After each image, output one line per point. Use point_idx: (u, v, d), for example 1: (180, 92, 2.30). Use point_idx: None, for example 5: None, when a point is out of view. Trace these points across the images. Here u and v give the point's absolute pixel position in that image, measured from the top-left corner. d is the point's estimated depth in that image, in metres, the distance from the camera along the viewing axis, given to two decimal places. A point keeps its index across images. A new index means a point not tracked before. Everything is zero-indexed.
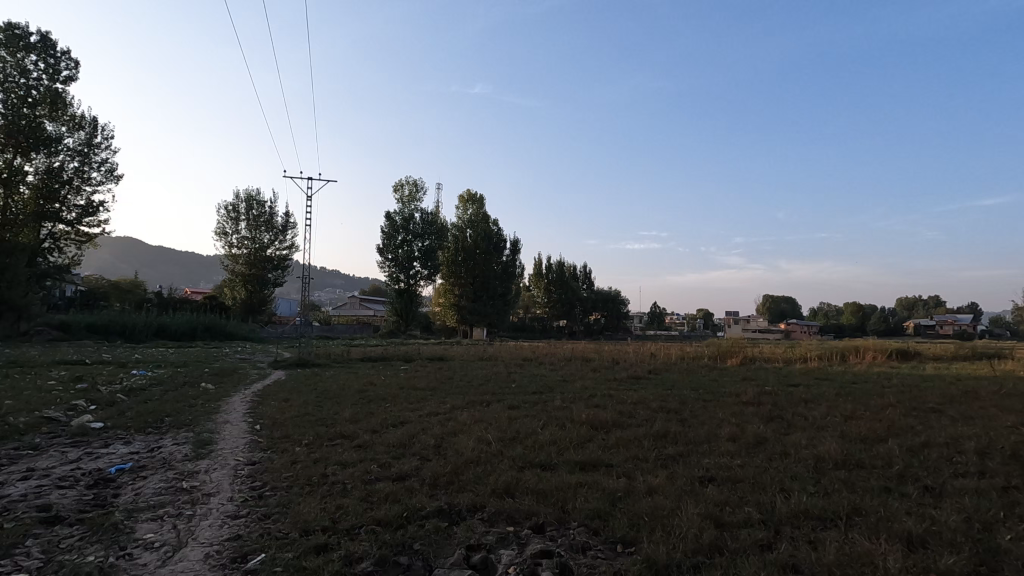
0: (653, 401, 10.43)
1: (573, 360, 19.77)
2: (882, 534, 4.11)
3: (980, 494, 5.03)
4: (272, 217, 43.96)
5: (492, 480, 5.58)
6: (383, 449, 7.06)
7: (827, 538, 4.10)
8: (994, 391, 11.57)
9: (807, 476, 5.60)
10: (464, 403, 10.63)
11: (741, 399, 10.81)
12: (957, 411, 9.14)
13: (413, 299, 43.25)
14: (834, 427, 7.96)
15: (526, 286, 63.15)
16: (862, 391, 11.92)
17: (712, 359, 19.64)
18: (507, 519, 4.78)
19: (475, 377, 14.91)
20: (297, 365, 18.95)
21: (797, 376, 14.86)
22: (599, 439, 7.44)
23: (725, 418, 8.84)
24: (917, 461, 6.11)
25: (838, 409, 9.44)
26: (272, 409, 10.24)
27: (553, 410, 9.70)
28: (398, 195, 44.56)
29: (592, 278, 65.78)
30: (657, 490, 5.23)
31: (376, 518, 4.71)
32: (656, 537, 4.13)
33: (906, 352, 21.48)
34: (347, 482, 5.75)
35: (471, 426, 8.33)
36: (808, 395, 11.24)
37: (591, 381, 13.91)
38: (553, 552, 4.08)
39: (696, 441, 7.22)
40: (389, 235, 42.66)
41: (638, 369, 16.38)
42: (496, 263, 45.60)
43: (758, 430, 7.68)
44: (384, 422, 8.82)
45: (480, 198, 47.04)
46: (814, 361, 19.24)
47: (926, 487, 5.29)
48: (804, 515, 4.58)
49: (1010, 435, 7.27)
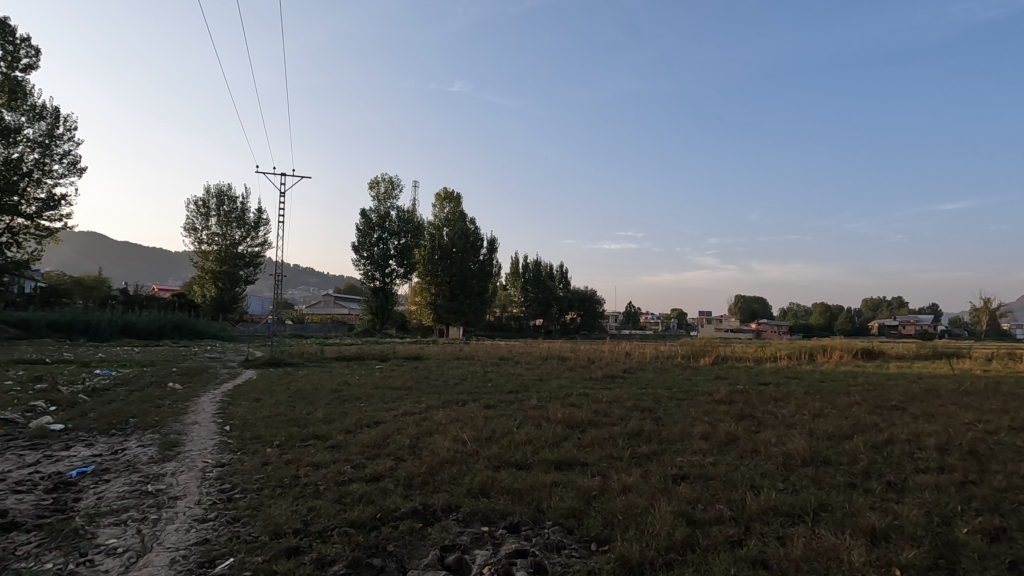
0: (628, 401, 10.51)
1: (549, 359, 19.85)
2: (847, 529, 4.23)
3: (940, 489, 5.22)
4: (243, 213, 42.97)
5: (467, 480, 5.57)
6: (357, 449, 6.99)
7: (794, 534, 4.20)
8: (954, 389, 12.00)
9: (776, 473, 5.73)
10: (439, 403, 10.58)
11: (713, 398, 10.99)
12: (919, 409, 9.45)
13: (389, 298, 42.94)
14: (802, 425, 8.14)
15: (503, 285, 63.36)
16: (830, 389, 12.19)
17: (685, 359, 19.94)
18: (482, 519, 4.77)
19: (451, 376, 14.83)
20: (269, 364, 18.55)
21: (767, 375, 15.19)
22: (574, 438, 7.46)
23: (699, 417, 8.97)
24: (880, 458, 6.30)
25: (807, 408, 9.64)
26: (243, 409, 9.99)
27: (529, 409, 9.72)
28: (373, 192, 44.00)
29: (569, 277, 66.12)
30: (631, 488, 5.27)
31: (350, 519, 4.66)
32: (629, 535, 4.18)
33: (872, 352, 22.05)
34: (320, 483, 5.67)
35: (446, 425, 8.28)
36: (778, 394, 11.49)
37: (567, 380, 13.98)
38: (527, 552, 4.09)
39: (669, 440, 7.32)
40: (364, 233, 42.24)
41: (613, 369, 16.47)
42: (473, 262, 45.51)
43: (730, 428, 7.83)
44: (358, 421, 8.74)
45: (456, 196, 46.70)
46: (784, 360, 19.72)
47: (889, 483, 5.46)
48: (774, 511, 4.68)
49: (968, 432, 7.55)
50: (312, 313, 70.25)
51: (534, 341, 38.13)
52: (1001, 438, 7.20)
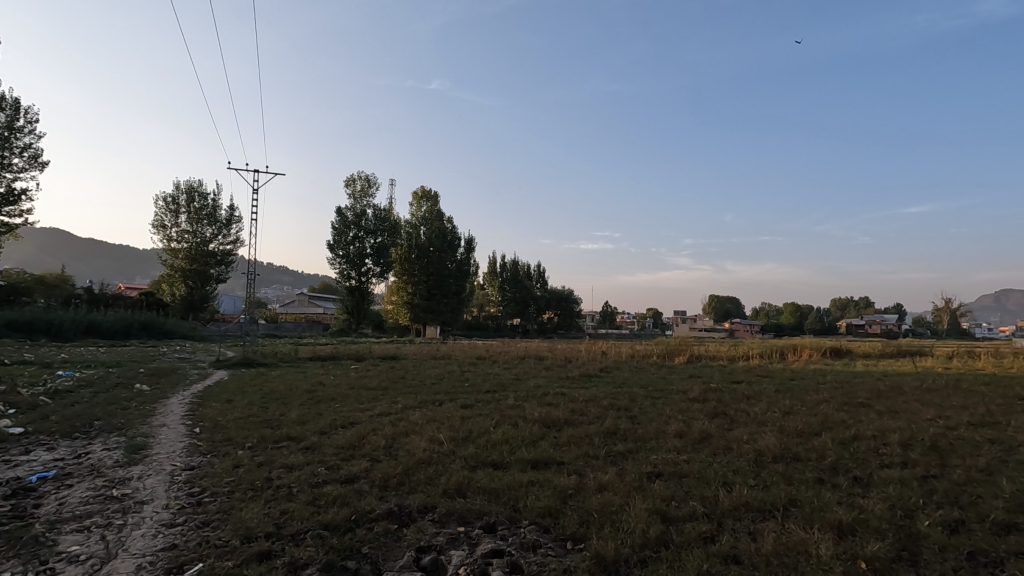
0: (604, 399, 10.59)
1: (526, 358, 19.88)
2: (815, 523, 4.33)
3: (904, 483, 5.39)
4: (215, 210, 42.00)
5: (443, 480, 5.54)
6: (332, 450, 6.89)
7: (765, 529, 4.29)
8: (917, 386, 12.41)
9: (748, 470, 5.85)
10: (416, 403, 10.51)
11: (687, 396, 11.17)
12: (884, 406, 9.74)
13: (366, 297, 42.47)
14: (773, 422, 8.32)
15: (480, 285, 63.32)
16: (799, 387, 12.50)
17: (660, 357, 20.23)
18: (458, 519, 4.75)
19: (429, 376, 14.76)
20: (241, 365, 18.19)
21: (740, 374, 15.50)
22: (551, 437, 7.49)
23: (673, 415, 9.09)
24: (848, 454, 6.47)
25: (778, 405, 9.85)
26: (214, 411, 9.77)
27: (506, 408, 9.72)
28: (349, 190, 43.46)
29: (546, 277, 66.41)
30: (607, 486, 5.32)
31: (323, 522, 4.59)
32: (605, 533, 4.21)
33: (839, 350, 22.66)
34: (293, 486, 5.58)
35: (423, 426, 8.23)
36: (750, 391, 11.73)
37: (544, 380, 14.04)
38: (503, 552, 4.09)
39: (645, 438, 7.41)
40: (340, 231, 41.63)
41: (589, 368, 16.58)
42: (451, 262, 45.32)
43: (703, 426, 7.96)
44: (333, 422, 8.63)
45: (434, 195, 46.39)
46: (756, 358, 20.14)
47: (855, 478, 5.62)
48: (745, 507, 4.77)
49: (930, 427, 7.82)
50: (287, 313, 67.86)
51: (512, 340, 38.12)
52: (961, 433, 7.46)
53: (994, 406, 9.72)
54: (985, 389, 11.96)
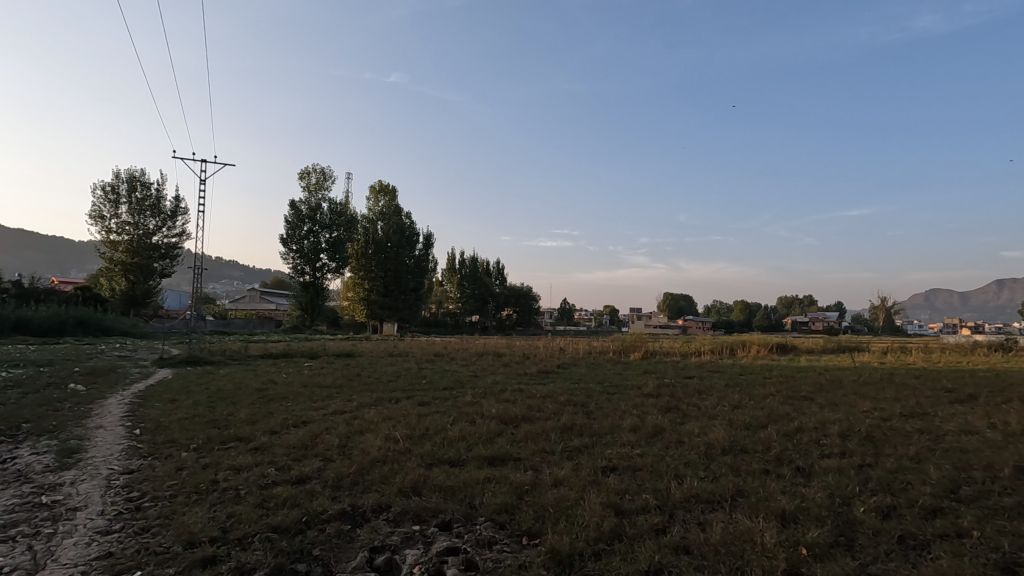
0: (561, 395, 10.69)
1: (484, 355, 19.79)
2: (761, 513, 4.51)
3: (842, 472, 5.68)
4: (159, 201, 40.03)
5: (398, 479, 5.47)
6: (283, 450, 6.69)
7: (714, 519, 4.43)
8: (855, 380, 13.12)
9: (699, 462, 6.03)
10: (371, 401, 10.31)
11: (642, 391, 11.42)
12: (825, 399, 10.22)
13: (320, 293, 41.62)
14: (723, 415, 8.61)
15: (439, 281, 62.94)
16: (747, 382, 12.96)
17: (617, 354, 20.64)
18: (413, 518, 4.69)
19: (386, 373, 14.58)
20: (186, 363, 17.45)
21: (693, 369, 15.99)
22: (508, 434, 7.49)
23: (628, 410, 9.26)
24: (792, 445, 6.75)
25: (728, 399, 10.19)
26: (156, 411, 9.33)
27: (464, 405, 9.68)
28: (303, 183, 42.27)
29: (505, 274, 66.42)
30: (562, 481, 5.37)
31: (272, 524, 4.45)
32: (560, 528, 4.25)
33: (785, 346, 23.63)
34: (241, 487, 5.38)
35: (378, 424, 8.09)
36: (702, 386, 12.12)
37: (502, 376, 14.09)
38: (458, 550, 4.06)
39: (600, 433, 7.52)
40: (294, 225, 40.62)
41: (548, 364, 16.75)
42: (409, 258, 44.60)
43: (657, 420, 8.16)
44: (285, 422, 8.37)
45: (392, 189, 45.71)
46: (707, 354, 20.81)
47: (798, 467, 5.88)
48: (695, 498, 4.92)
49: (866, 419, 8.26)
50: (240, 313, 57.32)
51: (472, 338, 35.53)
52: (894, 424, 7.93)
53: (924, 398, 10.37)
54: (916, 382, 12.71)
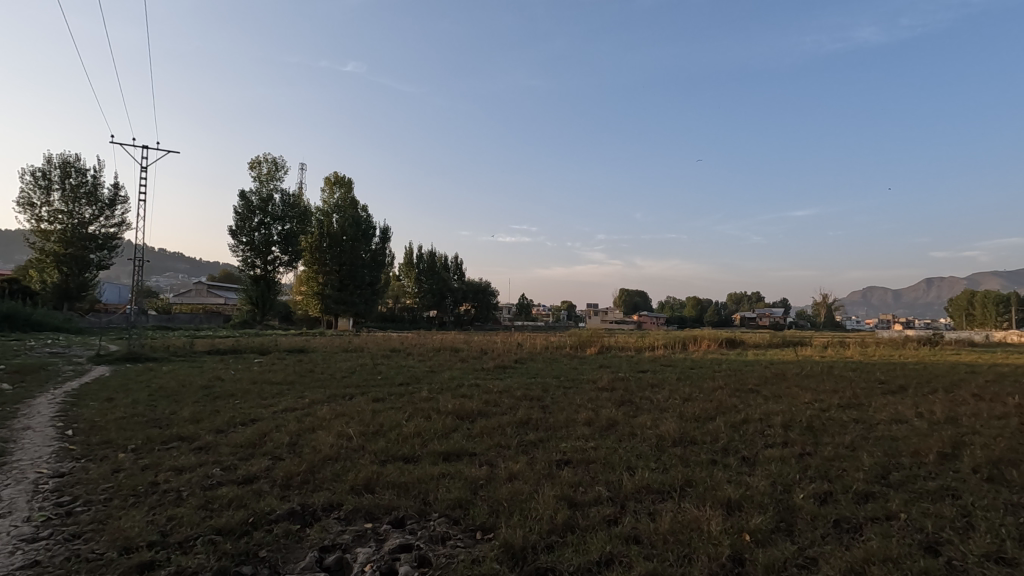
0: (518, 390, 10.74)
1: (441, 350, 19.65)
2: (708, 501, 4.66)
3: (784, 461, 5.93)
4: (95, 188, 37.75)
5: (351, 476, 5.36)
6: (229, 450, 6.46)
7: (663, 509, 4.55)
8: (796, 373, 13.78)
9: (650, 454, 6.18)
10: (324, 397, 10.07)
11: (597, 385, 11.67)
12: (769, 392, 10.67)
13: (271, 287, 40.21)
14: (674, 408, 8.85)
15: (396, 276, 62.15)
16: (698, 375, 13.39)
17: (573, 348, 20.99)
18: (365, 516, 4.62)
19: (340, 369, 14.32)
20: (126, 359, 16.61)
21: (646, 363, 16.47)
22: (464, 429, 7.47)
23: (583, 404, 9.40)
24: (737, 436, 7.00)
25: (678, 393, 10.49)
26: (91, 411, 8.81)
27: (419, 401, 9.58)
28: (254, 172, 40.75)
29: (463, 269, 66.21)
30: (517, 475, 5.40)
31: (215, 527, 4.28)
32: (513, 522, 4.27)
33: (734, 341, 24.48)
34: (183, 489, 5.16)
35: (330, 421, 7.92)
36: (654, 380, 12.48)
37: (459, 371, 14.08)
38: (411, 546, 4.02)
39: (555, 427, 7.60)
40: (244, 216, 39.07)
41: (505, 359, 16.77)
42: (365, 252, 43.84)
43: (610, 414, 8.32)
44: (232, 420, 8.06)
45: (348, 181, 44.75)
46: (660, 349, 21.40)
47: (743, 457, 6.12)
48: (646, 489, 5.04)
49: (807, 410, 8.68)
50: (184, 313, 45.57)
51: (430, 338, 26.20)
52: (832, 414, 8.36)
53: (859, 389, 10.99)
54: (852, 375, 13.45)
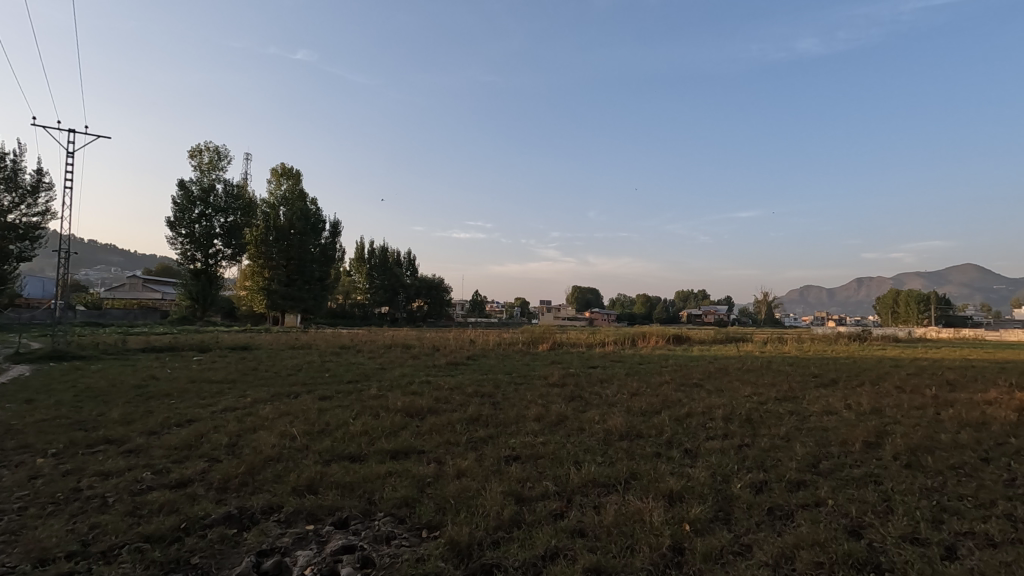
0: (469, 386, 10.71)
1: (393, 347, 19.38)
2: (651, 494, 4.78)
3: (724, 452, 6.16)
4: (15, 173, 34.94)
5: (293, 477, 5.20)
6: (162, 452, 6.12)
7: (608, 502, 4.63)
8: (738, 367, 14.41)
9: (597, 447, 6.29)
10: (267, 396, 9.72)
11: (547, 381, 11.80)
12: (712, 385, 11.11)
13: (212, 282, 38.41)
14: (621, 403, 9.05)
15: (347, 271, 60.89)
16: (645, 371, 13.76)
17: (526, 344, 21.21)
18: (307, 518, 4.48)
19: (286, 366, 13.94)
20: (50, 358, 15.52)
21: (596, 359, 16.82)
22: (413, 427, 7.36)
23: (534, 400, 9.46)
24: (681, 429, 7.22)
25: (627, 387, 10.76)
26: (6, 414, 8.15)
27: (368, 399, 9.39)
28: (194, 162, 38.81)
29: (416, 265, 65.45)
30: (465, 472, 5.38)
31: (144, 534, 4.05)
32: (460, 519, 4.25)
33: (681, 337, 25.27)
34: (110, 495, 4.85)
35: (274, 420, 7.64)
36: (603, 375, 12.75)
37: (410, 367, 13.96)
38: (354, 547, 3.93)
39: (505, 423, 7.62)
40: (183, 207, 37.26)
41: (458, 356, 16.71)
42: (314, 246, 42.66)
43: (560, 409, 8.42)
44: (166, 421, 7.65)
45: (296, 172, 43.41)
46: (610, 345, 21.86)
47: (686, 450, 6.31)
48: (593, 483, 5.12)
49: (746, 403, 9.06)
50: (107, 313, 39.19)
51: (372, 338, 22.97)
52: (769, 406, 8.79)
53: (796, 383, 11.60)
54: (789, 368, 14.22)
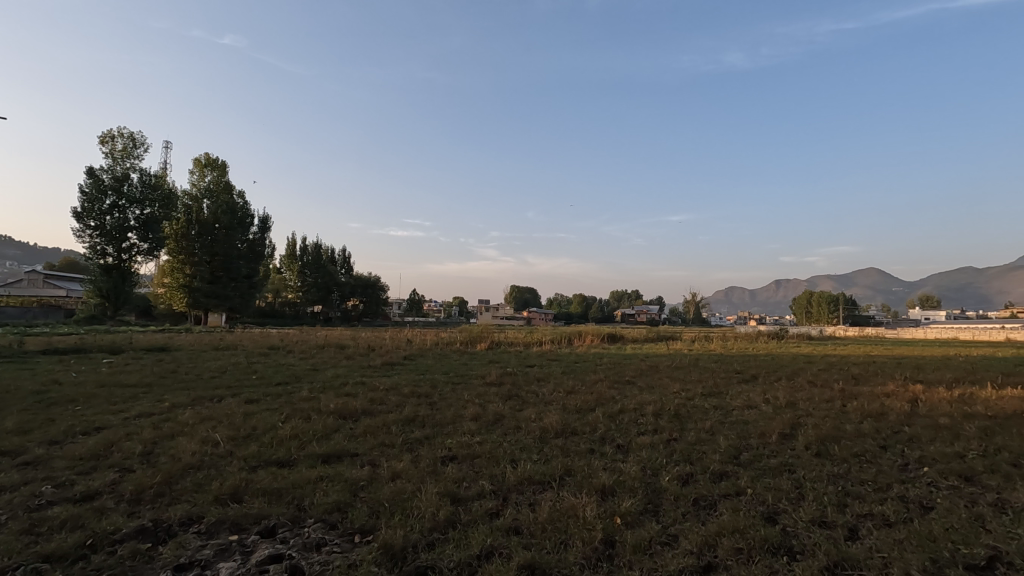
0: (406, 387, 10.55)
1: (326, 347, 18.77)
2: (584, 489, 4.90)
3: (654, 447, 6.40)
4: None
5: (215, 485, 4.92)
6: (66, 464, 5.62)
7: (543, 499, 4.70)
8: (668, 365, 15.04)
9: (533, 446, 6.36)
10: (188, 400, 9.15)
11: (485, 380, 11.82)
12: (644, 383, 11.52)
13: (126, 278, 35.74)
14: (558, 401, 9.20)
15: (277, 269, 58.42)
16: (581, 369, 14.08)
17: (464, 343, 21.16)
18: (230, 528, 4.26)
19: (210, 368, 13.20)
20: None
21: (534, 358, 17.04)
22: (346, 429, 7.17)
23: (471, 399, 9.45)
24: (614, 426, 7.43)
25: (563, 386, 10.97)
26: None
27: (298, 401, 9.04)
28: (105, 148, 35.86)
29: (351, 263, 63.75)
30: (400, 474, 5.29)
31: (43, 553, 3.72)
32: (394, 522, 4.18)
33: (614, 336, 26.05)
34: (2, 513, 4.41)
35: (194, 426, 7.20)
36: (540, 374, 12.93)
37: (344, 368, 13.57)
38: (282, 556, 3.77)
39: (442, 423, 7.55)
40: (92, 197, 34.31)
41: (395, 356, 16.42)
42: (241, 241, 40.63)
43: (496, 408, 8.46)
44: (70, 429, 7.03)
45: (221, 163, 41.24)
46: (546, 344, 22.19)
47: (618, 446, 6.50)
48: (528, 481, 5.17)
49: (675, 399, 9.47)
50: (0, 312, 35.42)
51: (303, 339, 22.14)
52: (696, 402, 9.21)
53: (720, 379, 12.22)
54: (714, 365, 14.98)
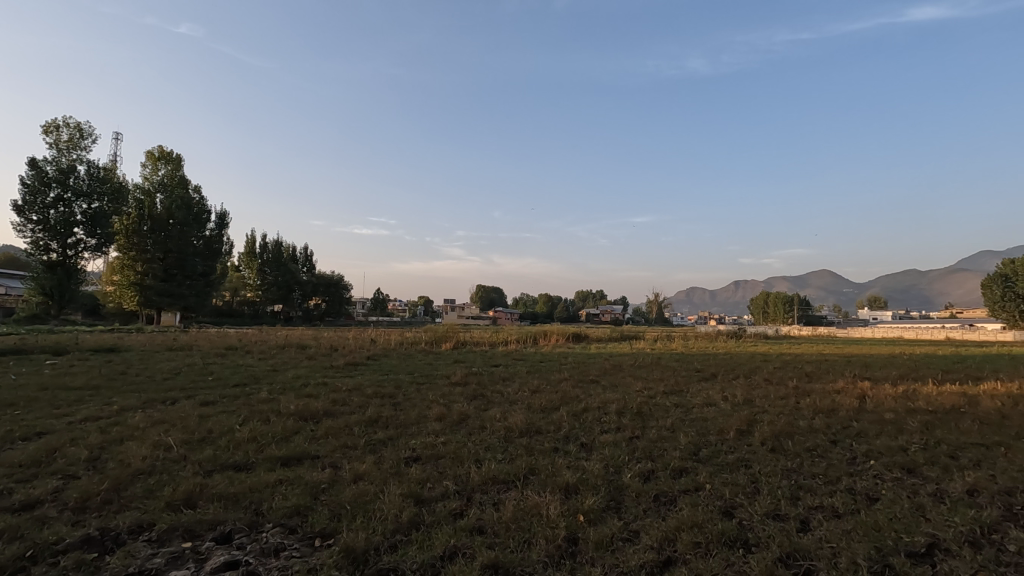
0: (369, 388, 10.40)
1: (287, 348, 18.33)
2: (548, 488, 4.93)
3: (617, 444, 6.50)
4: None
5: (167, 491, 4.74)
6: (2, 472, 5.31)
7: (507, 498, 4.71)
8: (631, 363, 15.28)
9: (498, 445, 6.37)
10: (138, 403, 8.77)
11: (450, 380, 11.77)
12: (607, 381, 11.66)
13: (72, 276, 34.04)
14: (523, 400, 9.23)
15: (235, 267, 56.64)
16: (546, 368, 14.15)
17: (429, 343, 20.97)
18: (184, 534, 4.11)
19: (163, 369, 12.70)
20: None
21: (500, 358, 17.06)
22: (307, 431, 7.01)
23: (436, 399, 9.39)
24: (578, 424, 7.50)
25: (528, 385, 11.02)
26: None
27: (257, 403, 8.79)
28: (49, 138, 34.05)
29: (313, 261, 62.38)
30: (362, 476, 5.21)
31: None
32: (356, 524, 4.12)
33: (579, 335, 26.30)
34: None
35: (145, 430, 6.91)
36: (505, 373, 12.95)
37: (305, 369, 13.26)
38: (238, 563, 3.66)
39: (406, 424, 7.47)
40: (35, 189, 32.55)
41: (358, 356, 16.16)
42: (197, 238, 39.23)
43: (461, 408, 8.42)
44: (8, 435, 6.64)
45: (176, 156, 39.78)
46: (512, 343, 22.22)
47: (582, 444, 6.57)
48: (492, 480, 5.17)
49: (638, 397, 9.63)
50: None
51: (263, 339, 21.54)
52: (657, 400, 9.39)
53: (681, 377, 12.48)
54: (675, 364, 15.31)
